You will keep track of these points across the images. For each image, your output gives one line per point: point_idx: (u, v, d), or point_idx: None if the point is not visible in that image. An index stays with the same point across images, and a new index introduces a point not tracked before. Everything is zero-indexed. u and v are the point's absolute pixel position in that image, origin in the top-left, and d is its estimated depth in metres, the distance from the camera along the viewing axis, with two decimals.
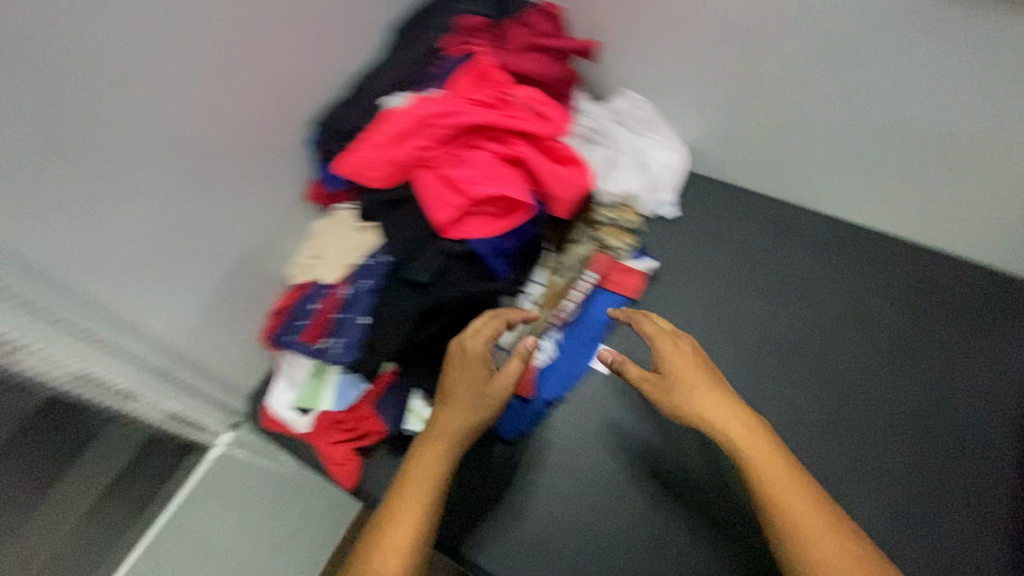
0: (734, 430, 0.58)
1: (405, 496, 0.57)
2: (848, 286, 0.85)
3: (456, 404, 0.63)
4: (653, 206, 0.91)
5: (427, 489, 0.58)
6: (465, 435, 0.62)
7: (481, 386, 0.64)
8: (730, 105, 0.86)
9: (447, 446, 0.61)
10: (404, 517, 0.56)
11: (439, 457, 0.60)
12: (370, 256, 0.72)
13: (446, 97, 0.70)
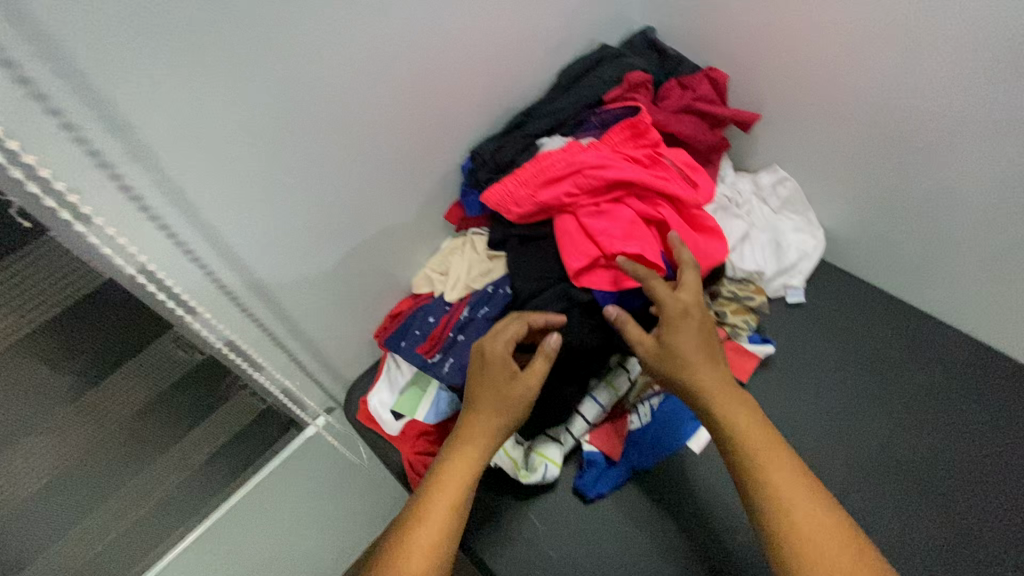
0: (728, 409, 0.59)
1: (430, 509, 0.58)
2: (1001, 428, 0.75)
3: (480, 407, 0.63)
4: (780, 288, 0.87)
5: (454, 499, 0.59)
6: (490, 443, 0.62)
7: (506, 390, 0.63)
8: (891, 199, 0.80)
9: (471, 455, 0.61)
10: (431, 525, 0.57)
11: (466, 467, 0.61)
12: (493, 285, 0.74)
13: (600, 151, 0.70)
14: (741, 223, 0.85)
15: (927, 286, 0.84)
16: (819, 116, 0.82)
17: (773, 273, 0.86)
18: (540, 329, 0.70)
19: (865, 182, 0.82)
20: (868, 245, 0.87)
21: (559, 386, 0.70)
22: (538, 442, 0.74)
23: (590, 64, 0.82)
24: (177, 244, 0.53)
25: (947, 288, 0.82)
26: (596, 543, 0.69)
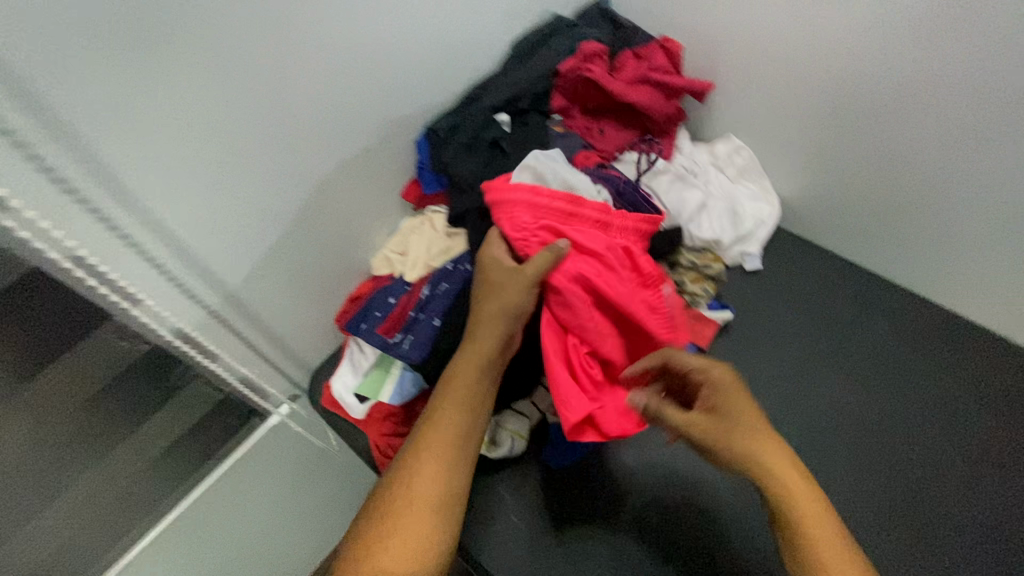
0: (778, 493, 0.55)
1: (437, 420, 0.58)
2: (948, 382, 0.78)
3: (480, 306, 0.63)
4: (737, 257, 0.88)
5: (456, 399, 0.59)
6: (492, 346, 0.61)
7: (499, 288, 0.62)
8: (846, 165, 0.82)
9: (473, 361, 0.61)
10: (437, 425, 0.58)
11: (469, 366, 0.60)
12: (453, 261, 0.73)
13: (605, 244, 0.65)
14: (699, 193, 0.86)
15: (878, 252, 0.87)
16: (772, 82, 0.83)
17: (730, 242, 0.87)
18: None
19: (820, 150, 0.83)
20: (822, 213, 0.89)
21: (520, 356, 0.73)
22: (503, 417, 0.73)
23: (546, 36, 0.82)
24: (113, 229, 0.51)
25: (897, 252, 0.85)
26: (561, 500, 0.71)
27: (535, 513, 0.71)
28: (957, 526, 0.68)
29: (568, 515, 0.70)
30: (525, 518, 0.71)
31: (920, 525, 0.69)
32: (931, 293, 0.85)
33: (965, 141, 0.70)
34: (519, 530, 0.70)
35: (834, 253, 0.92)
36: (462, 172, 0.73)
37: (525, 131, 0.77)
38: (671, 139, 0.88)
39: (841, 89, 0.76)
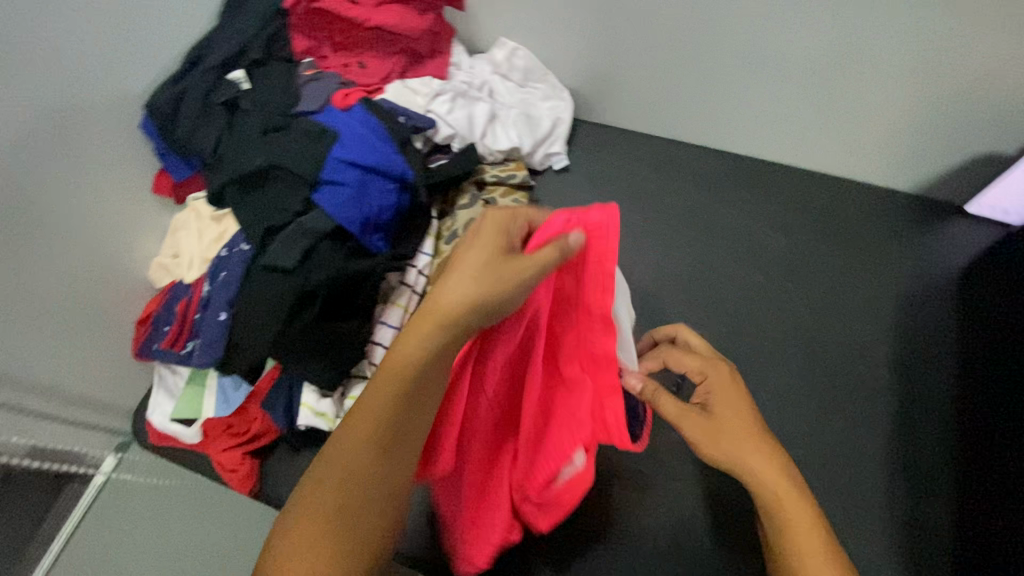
0: (766, 478, 0.52)
1: (363, 413, 0.45)
2: (748, 219, 0.84)
3: (445, 285, 0.44)
4: (545, 157, 0.88)
5: (383, 389, 0.44)
6: (450, 321, 0.44)
7: (472, 256, 0.44)
8: (601, 44, 0.81)
9: (413, 343, 0.44)
10: (373, 400, 0.45)
11: (409, 346, 0.44)
12: (229, 245, 0.66)
13: None
14: (484, 106, 0.82)
15: (663, 121, 0.88)
16: None
17: (533, 145, 0.86)
18: (290, 276, 0.62)
19: (574, 35, 0.82)
20: (605, 98, 0.89)
21: (342, 323, 0.66)
22: (344, 387, 0.70)
23: None
24: None
25: (677, 116, 0.86)
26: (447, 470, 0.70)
27: None
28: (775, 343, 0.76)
29: None
30: None
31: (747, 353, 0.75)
32: (718, 145, 0.88)
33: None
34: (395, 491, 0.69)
35: (629, 132, 0.92)
36: (203, 145, 0.66)
37: (268, 85, 0.69)
38: (443, 58, 0.83)
39: None
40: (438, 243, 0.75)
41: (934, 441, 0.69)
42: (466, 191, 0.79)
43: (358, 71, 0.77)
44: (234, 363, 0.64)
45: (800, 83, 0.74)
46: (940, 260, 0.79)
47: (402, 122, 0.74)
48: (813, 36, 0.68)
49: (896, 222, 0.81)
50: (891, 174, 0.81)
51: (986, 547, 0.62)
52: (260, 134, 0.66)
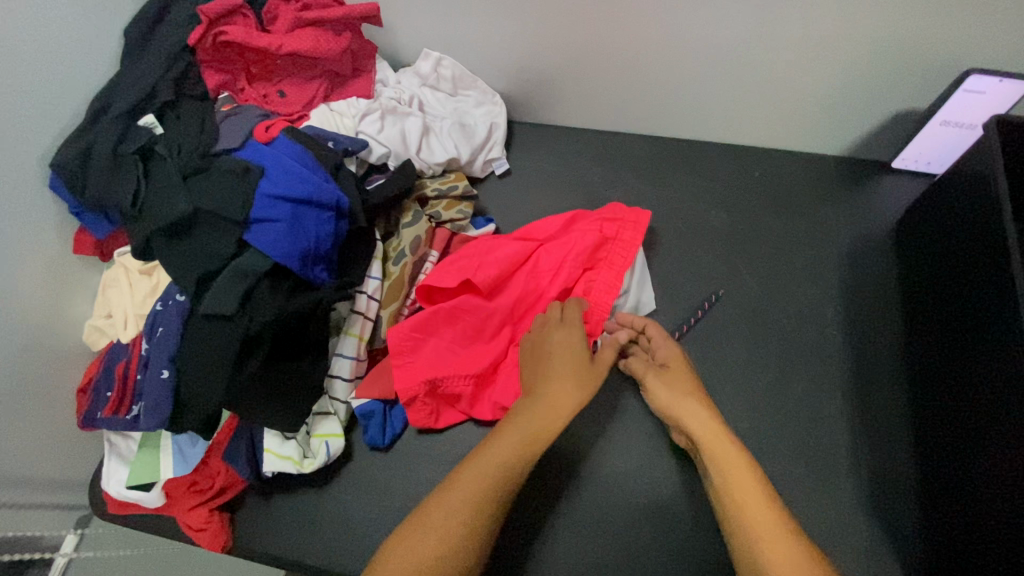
0: (697, 422, 0.59)
1: (476, 469, 0.55)
2: (690, 199, 0.86)
3: (555, 381, 0.61)
4: (484, 165, 0.87)
5: (502, 451, 0.56)
6: (552, 408, 0.59)
7: (569, 342, 0.64)
8: (526, 45, 0.80)
9: (523, 420, 0.58)
10: (494, 450, 0.56)
11: (525, 417, 0.58)
12: (162, 299, 0.63)
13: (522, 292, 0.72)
14: (416, 120, 0.81)
15: (597, 113, 0.88)
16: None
17: (471, 153, 0.85)
18: (231, 322, 0.60)
19: (497, 38, 0.80)
20: (536, 98, 0.88)
21: (295, 361, 0.65)
22: (308, 425, 0.68)
23: (155, 24, 0.70)
24: None
25: (609, 107, 0.87)
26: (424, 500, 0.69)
27: (383, 500, 0.68)
28: (732, 320, 0.77)
29: (412, 484, 0.69)
30: (375, 508, 0.68)
31: (707, 330, 0.77)
32: (651, 130, 0.89)
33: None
34: (374, 524, 0.67)
35: (565, 128, 0.92)
36: (120, 198, 0.62)
37: (184, 127, 0.67)
38: (367, 77, 0.82)
39: None
40: (386, 265, 0.74)
41: (885, 396, 0.71)
42: (408, 209, 0.77)
43: (278, 100, 0.75)
44: (185, 420, 0.61)
45: (725, 63, 0.75)
46: (872, 218, 0.82)
47: (331, 147, 0.72)
48: (732, 17, 0.68)
49: (830, 186, 0.84)
50: (818, 140, 0.83)
51: (942, 503, 0.63)
52: (181, 179, 0.63)
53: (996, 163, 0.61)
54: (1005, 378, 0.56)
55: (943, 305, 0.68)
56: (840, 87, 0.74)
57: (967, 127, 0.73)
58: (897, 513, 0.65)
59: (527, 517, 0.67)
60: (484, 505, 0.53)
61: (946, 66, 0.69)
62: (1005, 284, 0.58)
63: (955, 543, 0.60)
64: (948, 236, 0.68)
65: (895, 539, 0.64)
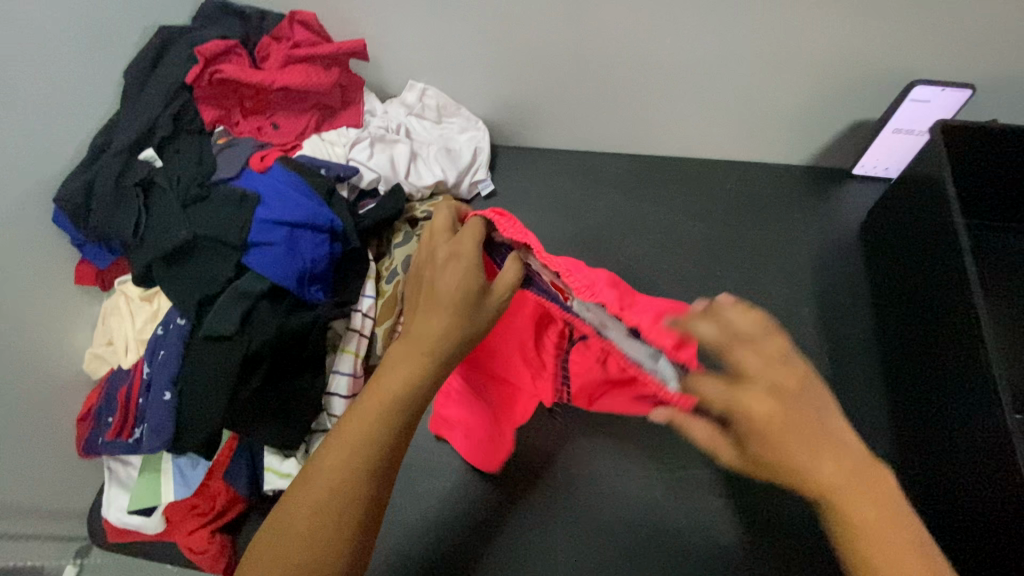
0: (836, 468, 0.39)
1: (328, 452, 0.43)
2: (669, 209, 0.90)
3: (424, 318, 0.46)
4: (471, 187, 0.91)
5: (355, 425, 0.43)
6: (424, 350, 0.45)
7: (443, 270, 0.47)
8: (505, 73, 0.85)
9: (391, 377, 0.45)
10: (355, 419, 0.44)
11: (393, 372, 0.45)
12: (163, 323, 0.65)
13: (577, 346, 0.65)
14: (404, 146, 0.85)
15: (575, 135, 0.94)
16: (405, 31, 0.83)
17: (458, 175, 0.89)
18: (232, 343, 0.62)
19: (477, 67, 0.85)
20: (517, 122, 0.93)
21: (295, 378, 0.67)
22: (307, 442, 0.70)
23: (152, 68, 0.74)
24: None
25: (587, 128, 0.92)
26: (422, 513, 0.70)
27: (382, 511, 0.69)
28: None
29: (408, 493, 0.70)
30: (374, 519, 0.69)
31: None
32: (628, 148, 0.94)
33: (571, 24, 0.76)
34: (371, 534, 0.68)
35: (546, 150, 0.97)
36: (123, 229, 0.65)
37: (183, 159, 0.71)
38: (355, 107, 0.86)
39: (453, 15, 0.78)
40: (379, 284, 0.76)
41: (863, 391, 0.74)
42: (399, 230, 0.80)
43: (271, 132, 0.79)
44: (186, 440, 0.62)
45: (693, 83, 0.80)
46: (838, 220, 0.87)
47: (324, 174, 0.76)
48: (696, 38, 0.74)
49: (797, 192, 0.89)
50: (784, 151, 0.89)
51: (923, 495, 0.64)
52: (182, 208, 0.66)
53: (943, 168, 0.66)
54: (967, 365, 0.60)
55: (906, 301, 0.72)
56: (799, 102, 0.80)
57: (918, 133, 0.79)
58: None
59: (526, 518, 0.68)
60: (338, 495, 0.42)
61: (894, 79, 0.75)
62: (959, 277, 0.62)
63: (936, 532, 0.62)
64: (908, 237, 0.73)
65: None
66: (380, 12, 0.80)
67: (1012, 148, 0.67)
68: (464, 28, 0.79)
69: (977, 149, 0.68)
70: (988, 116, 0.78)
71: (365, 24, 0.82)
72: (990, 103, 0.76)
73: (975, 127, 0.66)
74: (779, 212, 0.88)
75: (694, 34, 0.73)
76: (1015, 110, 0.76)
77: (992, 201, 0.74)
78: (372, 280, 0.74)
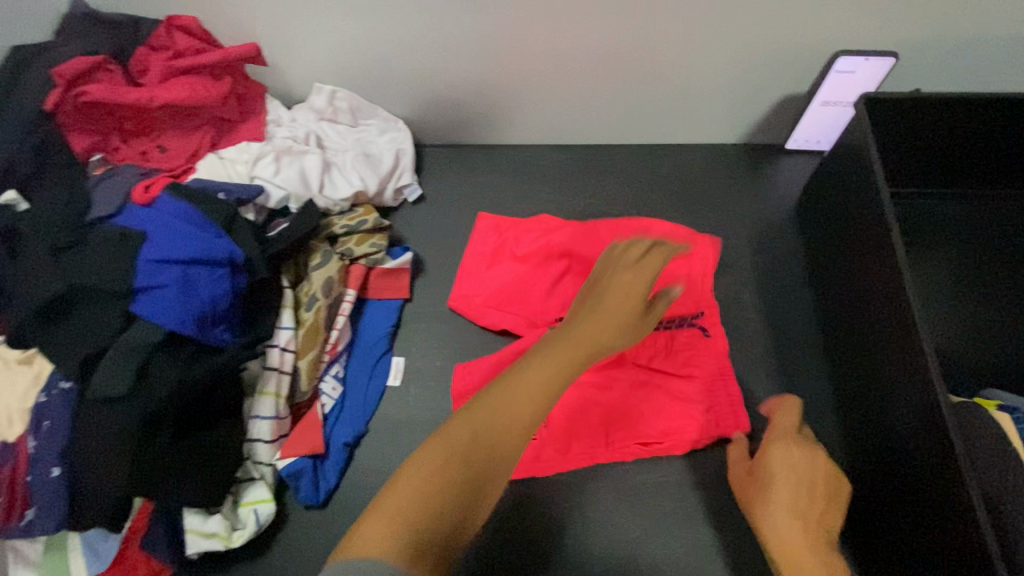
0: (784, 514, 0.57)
1: (496, 401, 0.42)
2: (606, 198, 0.87)
3: (602, 313, 0.53)
4: (397, 194, 0.86)
5: (541, 395, 0.44)
6: (593, 340, 0.50)
7: (604, 286, 0.57)
8: (417, 71, 0.79)
9: (575, 359, 0.48)
10: (509, 402, 0.42)
11: (561, 352, 0.47)
12: (46, 389, 0.57)
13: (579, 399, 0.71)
14: (315, 157, 0.78)
15: (503, 129, 0.88)
16: (300, 31, 0.74)
17: (382, 184, 0.82)
18: (125, 404, 0.56)
19: (386, 64, 0.78)
20: (439, 119, 0.87)
21: (210, 429, 0.61)
22: (233, 495, 0.64)
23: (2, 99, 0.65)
24: None
25: (514, 121, 0.86)
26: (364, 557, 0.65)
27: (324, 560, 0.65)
28: None
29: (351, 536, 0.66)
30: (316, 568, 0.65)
31: None
32: (559, 137, 0.89)
33: (479, 13, 0.70)
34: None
35: (474, 145, 0.92)
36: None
37: (54, 200, 0.63)
38: (256, 119, 0.78)
39: (348, 10, 0.71)
40: (298, 312, 0.70)
41: (810, 379, 0.73)
42: (316, 251, 0.73)
43: (159, 155, 0.71)
44: (87, 516, 0.56)
45: (616, 67, 0.76)
46: (774, 196, 0.85)
47: (224, 198, 0.69)
48: (611, 23, 0.69)
49: (735, 171, 0.87)
50: (718, 129, 0.86)
51: (865, 479, 0.64)
52: (51, 256, 0.59)
53: (869, 145, 0.64)
54: (902, 345, 0.58)
55: (842, 277, 0.71)
56: (727, 80, 0.77)
57: (845, 105, 0.77)
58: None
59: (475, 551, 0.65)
60: (465, 472, 0.38)
61: (819, 50, 0.71)
62: (890, 258, 0.61)
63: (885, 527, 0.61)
64: (841, 213, 0.71)
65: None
66: (266, 11, 0.72)
67: (932, 117, 0.65)
68: (363, 23, 0.72)
69: (905, 119, 0.66)
70: (915, 83, 0.76)
71: (254, 26, 0.74)
72: (915, 70, 0.74)
73: (896, 98, 0.63)
74: (717, 193, 0.86)
75: (610, 16, 0.68)
76: (942, 72, 0.74)
77: (921, 170, 0.72)
78: (287, 310, 0.68)
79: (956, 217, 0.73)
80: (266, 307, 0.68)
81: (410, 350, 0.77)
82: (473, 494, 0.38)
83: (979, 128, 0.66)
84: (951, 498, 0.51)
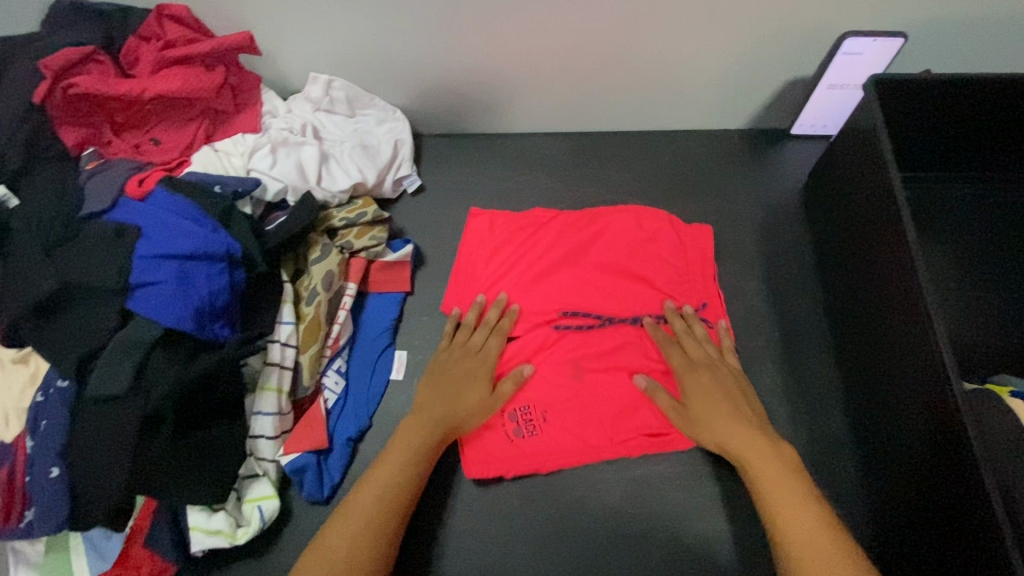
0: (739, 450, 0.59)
1: (371, 477, 0.58)
2: (608, 185, 0.85)
3: (451, 389, 0.66)
4: (396, 186, 0.85)
5: (415, 456, 0.60)
6: (459, 406, 0.65)
7: (455, 359, 0.69)
8: (413, 59, 0.77)
9: (405, 441, 0.61)
10: (386, 471, 0.59)
11: (435, 420, 0.63)
12: (42, 388, 0.56)
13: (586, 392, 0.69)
14: (312, 148, 0.76)
15: (502, 118, 0.87)
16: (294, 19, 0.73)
17: (381, 175, 0.81)
18: (124, 403, 0.55)
19: (383, 52, 0.76)
20: (438, 108, 0.86)
21: (210, 426, 0.60)
22: (238, 491, 0.64)
23: None
24: None
25: (514, 108, 0.85)
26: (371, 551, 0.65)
27: None
28: None
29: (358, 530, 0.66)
30: None
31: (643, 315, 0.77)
32: (559, 125, 0.88)
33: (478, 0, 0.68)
34: None
35: (473, 134, 0.90)
36: None
37: (45, 195, 0.61)
38: (251, 110, 0.77)
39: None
40: (298, 307, 0.69)
41: (818, 368, 0.72)
42: (315, 244, 0.72)
43: (152, 149, 0.70)
44: (86, 517, 0.55)
45: (617, 53, 0.74)
46: (778, 180, 0.84)
47: (220, 191, 0.67)
48: (613, 7, 0.68)
49: (739, 156, 0.85)
50: (722, 114, 0.84)
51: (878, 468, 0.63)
52: (43, 253, 0.57)
53: (878, 128, 0.62)
54: (914, 331, 0.58)
55: (851, 263, 0.70)
56: (732, 64, 0.75)
57: (851, 87, 0.76)
58: (844, 492, 0.66)
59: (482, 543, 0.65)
60: (364, 539, 0.54)
61: (827, 31, 0.70)
62: (901, 244, 0.59)
63: (901, 523, 0.60)
64: (849, 198, 0.70)
65: (848, 527, 0.63)
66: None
67: (943, 99, 0.64)
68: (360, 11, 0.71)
69: (915, 101, 0.65)
70: (924, 63, 0.75)
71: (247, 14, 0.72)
72: (924, 51, 0.72)
73: (907, 79, 0.62)
74: (720, 178, 0.84)
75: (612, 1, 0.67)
76: (951, 52, 0.73)
77: (932, 154, 0.71)
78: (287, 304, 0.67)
79: (966, 202, 0.72)
80: (266, 302, 0.67)
81: (412, 343, 0.76)
82: (365, 553, 0.53)
83: (992, 109, 0.64)
84: (967, 488, 0.50)
